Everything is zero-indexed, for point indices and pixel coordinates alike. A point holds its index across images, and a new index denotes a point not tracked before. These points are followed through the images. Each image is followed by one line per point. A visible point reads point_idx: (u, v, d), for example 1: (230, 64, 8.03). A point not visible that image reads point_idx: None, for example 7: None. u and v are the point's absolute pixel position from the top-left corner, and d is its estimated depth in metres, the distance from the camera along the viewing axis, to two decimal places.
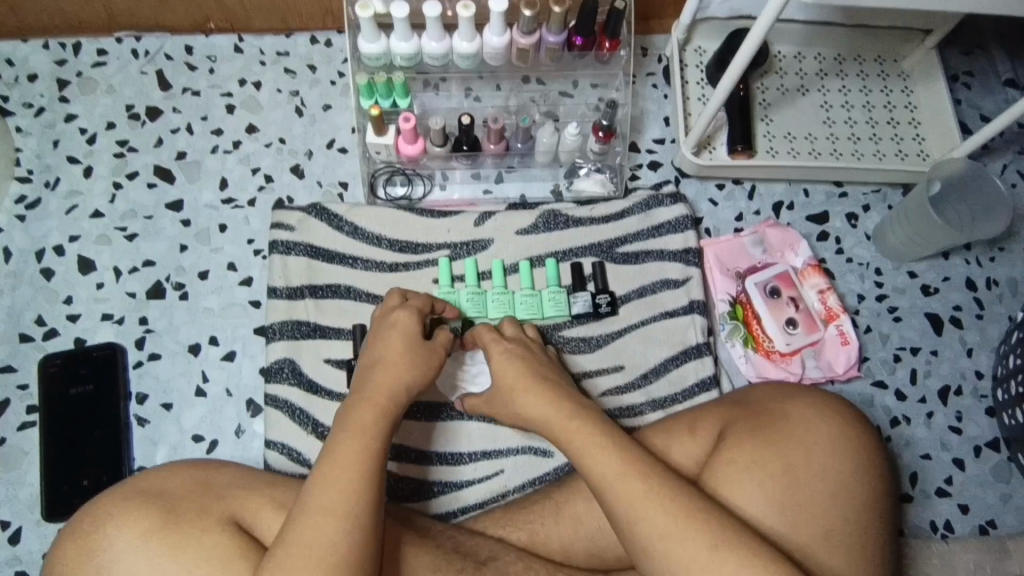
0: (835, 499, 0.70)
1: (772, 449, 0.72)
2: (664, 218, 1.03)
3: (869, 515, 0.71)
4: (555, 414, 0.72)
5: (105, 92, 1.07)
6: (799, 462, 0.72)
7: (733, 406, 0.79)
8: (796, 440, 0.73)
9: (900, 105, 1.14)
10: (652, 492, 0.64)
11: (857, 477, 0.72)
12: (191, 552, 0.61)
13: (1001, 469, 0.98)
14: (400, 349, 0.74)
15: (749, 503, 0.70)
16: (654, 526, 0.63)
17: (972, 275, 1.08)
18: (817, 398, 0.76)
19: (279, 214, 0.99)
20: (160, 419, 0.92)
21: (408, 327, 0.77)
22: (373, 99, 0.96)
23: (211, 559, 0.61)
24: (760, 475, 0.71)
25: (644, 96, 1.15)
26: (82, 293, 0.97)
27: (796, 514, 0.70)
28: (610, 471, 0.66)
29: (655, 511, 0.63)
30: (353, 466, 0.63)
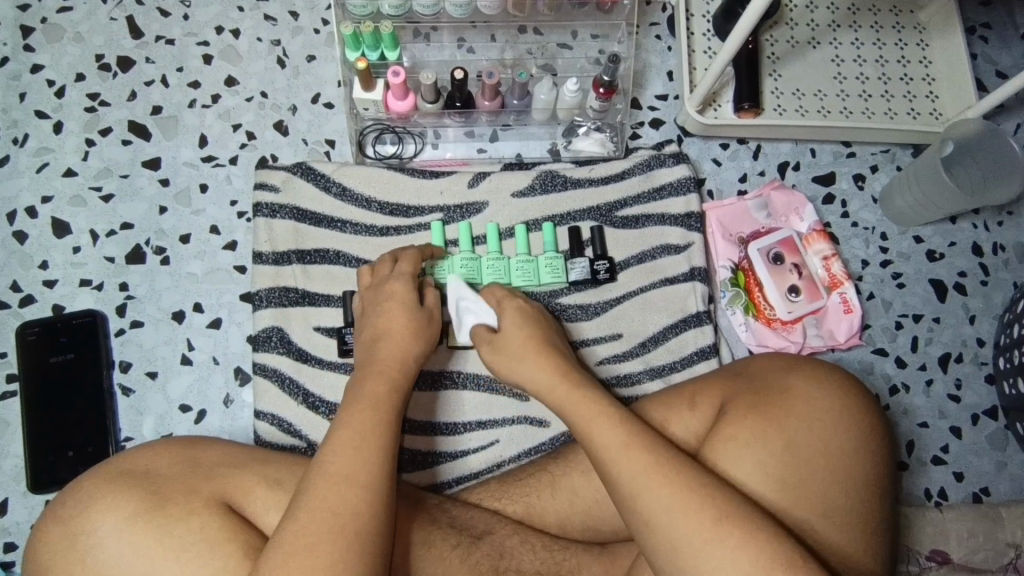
0: (837, 475, 0.70)
1: (774, 424, 0.71)
2: (666, 180, 0.99)
3: (871, 490, 0.71)
4: (553, 382, 0.72)
5: (72, 40, 1.00)
6: (801, 439, 0.70)
7: (733, 380, 0.77)
8: (798, 415, 0.72)
9: (915, 60, 1.08)
10: (654, 465, 0.63)
11: (860, 452, 0.71)
12: (178, 535, 0.59)
13: (997, 437, 0.97)
14: (399, 320, 0.75)
15: (752, 479, 0.69)
16: (658, 501, 0.61)
17: (979, 240, 1.06)
18: (817, 371, 0.75)
19: (263, 174, 0.94)
20: (146, 388, 0.89)
21: (403, 296, 0.77)
22: (360, 51, 0.90)
23: (200, 541, 0.59)
24: (761, 451, 0.70)
25: (648, 49, 1.09)
26: (58, 257, 0.92)
27: (799, 489, 0.69)
28: (614, 444, 0.65)
29: (658, 485, 0.62)
30: (357, 441, 0.63)
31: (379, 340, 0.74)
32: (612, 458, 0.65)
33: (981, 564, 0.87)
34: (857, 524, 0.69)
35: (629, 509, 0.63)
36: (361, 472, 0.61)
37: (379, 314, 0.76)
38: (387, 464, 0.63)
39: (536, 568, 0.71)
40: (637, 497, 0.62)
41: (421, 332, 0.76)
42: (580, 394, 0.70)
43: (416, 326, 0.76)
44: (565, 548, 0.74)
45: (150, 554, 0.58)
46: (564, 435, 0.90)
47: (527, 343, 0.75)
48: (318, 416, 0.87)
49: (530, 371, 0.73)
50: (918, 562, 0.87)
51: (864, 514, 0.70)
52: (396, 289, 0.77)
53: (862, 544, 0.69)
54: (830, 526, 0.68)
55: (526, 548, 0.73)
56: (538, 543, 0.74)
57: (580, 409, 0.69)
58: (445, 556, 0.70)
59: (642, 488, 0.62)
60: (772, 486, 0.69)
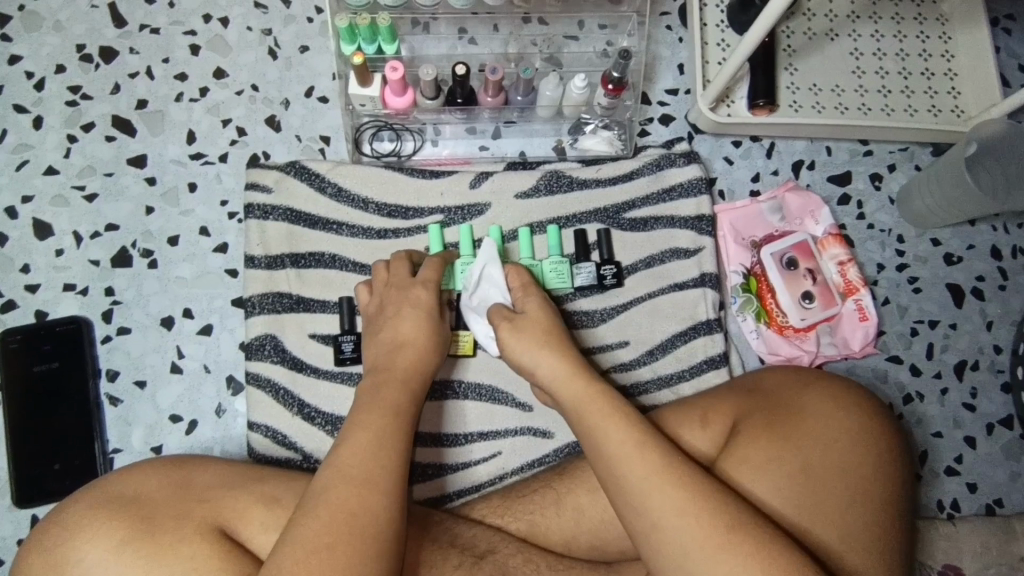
0: (857, 500, 0.67)
1: (790, 443, 0.69)
2: (677, 180, 0.95)
3: (890, 513, 0.68)
4: (569, 388, 0.68)
5: (51, 29, 0.95)
6: (818, 461, 0.68)
7: (749, 395, 0.74)
8: (815, 436, 0.69)
9: (937, 53, 1.04)
10: (673, 485, 0.60)
11: (878, 475, 0.68)
12: (169, 565, 0.56)
13: (1012, 447, 0.95)
14: (415, 330, 0.73)
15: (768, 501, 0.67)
16: (677, 523, 0.58)
17: (998, 243, 1.02)
18: (836, 389, 0.72)
19: (255, 174, 0.90)
20: (134, 398, 0.86)
21: (424, 303, 0.74)
22: (356, 44, 0.84)
23: (191, 571, 0.56)
24: (777, 473, 0.67)
25: (658, 41, 1.04)
26: (41, 260, 0.88)
27: (818, 512, 0.66)
28: (630, 461, 0.62)
29: (676, 507, 0.58)
30: (356, 459, 0.60)
31: (394, 351, 0.71)
32: (629, 476, 0.61)
33: None
34: (876, 548, 0.66)
35: (644, 532, 0.59)
36: (379, 478, 0.60)
37: (391, 322, 0.74)
38: (397, 475, 0.61)
39: None
40: (654, 519, 0.59)
41: (437, 344, 0.73)
42: (594, 405, 0.66)
43: (432, 339, 0.73)
44: (570, 569, 0.71)
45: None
46: (569, 447, 0.87)
47: (545, 339, 0.72)
48: (314, 427, 0.84)
49: (546, 366, 0.70)
50: None
51: (883, 538, 0.67)
52: (418, 297, 0.75)
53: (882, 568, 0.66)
54: (849, 550, 0.65)
55: (530, 568, 0.70)
56: (544, 563, 0.71)
57: (595, 423, 0.65)
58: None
59: (660, 510, 0.59)
60: (789, 509, 0.66)
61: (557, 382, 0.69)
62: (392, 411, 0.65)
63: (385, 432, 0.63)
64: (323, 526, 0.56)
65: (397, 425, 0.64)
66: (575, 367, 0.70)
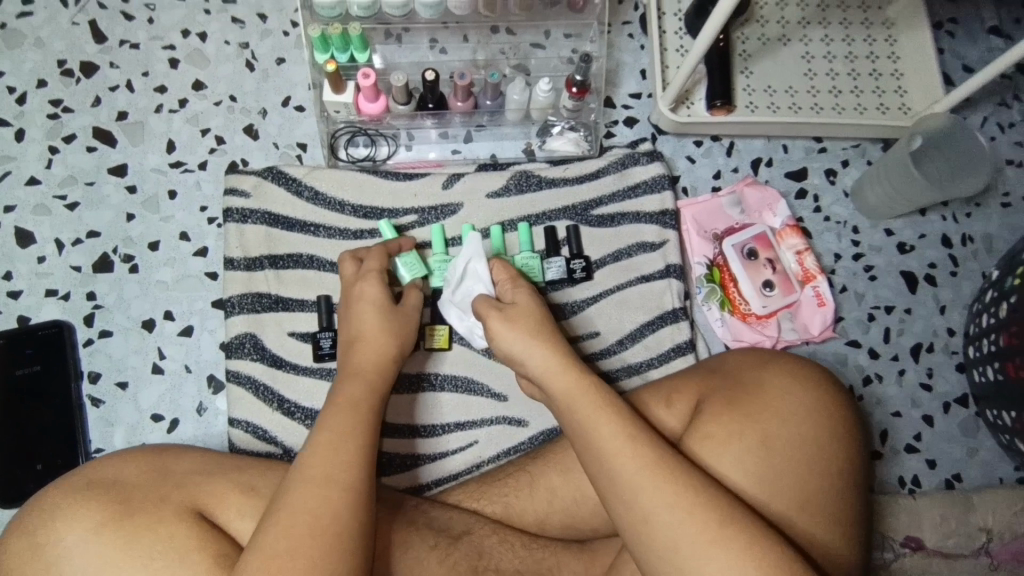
0: (814, 472, 0.70)
1: (751, 421, 0.71)
2: (641, 177, 1.00)
3: (847, 487, 0.71)
4: (557, 380, 0.69)
5: (33, 46, 0.98)
6: (777, 434, 0.70)
7: (708, 374, 0.77)
8: (781, 414, 0.71)
9: (883, 55, 1.10)
10: (660, 478, 0.62)
11: (833, 446, 0.71)
12: (148, 545, 0.58)
13: (968, 424, 0.99)
14: (375, 323, 0.75)
15: (731, 477, 0.69)
16: (664, 515, 0.60)
17: (948, 232, 1.07)
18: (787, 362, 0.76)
19: (233, 179, 0.93)
20: (116, 399, 0.88)
21: (374, 298, 0.77)
22: (329, 53, 0.89)
23: (169, 550, 0.58)
24: (742, 451, 0.69)
25: (620, 48, 1.09)
26: (22, 267, 0.90)
27: (777, 487, 0.69)
28: (618, 453, 0.63)
29: (666, 500, 0.61)
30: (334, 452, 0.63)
31: (353, 344, 0.74)
32: (616, 469, 0.63)
33: (953, 549, 0.89)
34: (835, 523, 0.70)
35: (630, 524, 0.61)
36: (350, 470, 0.62)
37: (353, 318, 0.76)
38: (364, 466, 0.63)
39: (515, 569, 0.72)
40: (642, 512, 0.61)
41: (396, 331, 0.76)
42: (581, 397, 0.67)
43: (391, 326, 0.76)
44: (545, 547, 0.74)
45: (118, 565, 0.57)
46: (543, 435, 0.90)
47: (537, 331, 0.72)
48: (294, 422, 0.87)
49: (537, 358, 0.70)
50: (893, 549, 0.89)
51: (840, 510, 0.70)
52: (366, 288, 0.77)
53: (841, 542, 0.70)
54: (810, 527, 0.68)
55: (505, 548, 0.73)
56: (518, 543, 0.74)
57: (583, 415, 0.66)
58: (424, 559, 0.70)
59: (649, 502, 0.61)
60: (751, 485, 0.68)
61: (546, 374, 0.70)
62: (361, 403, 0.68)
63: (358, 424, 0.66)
64: (310, 523, 0.58)
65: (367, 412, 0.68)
66: (568, 358, 0.70)
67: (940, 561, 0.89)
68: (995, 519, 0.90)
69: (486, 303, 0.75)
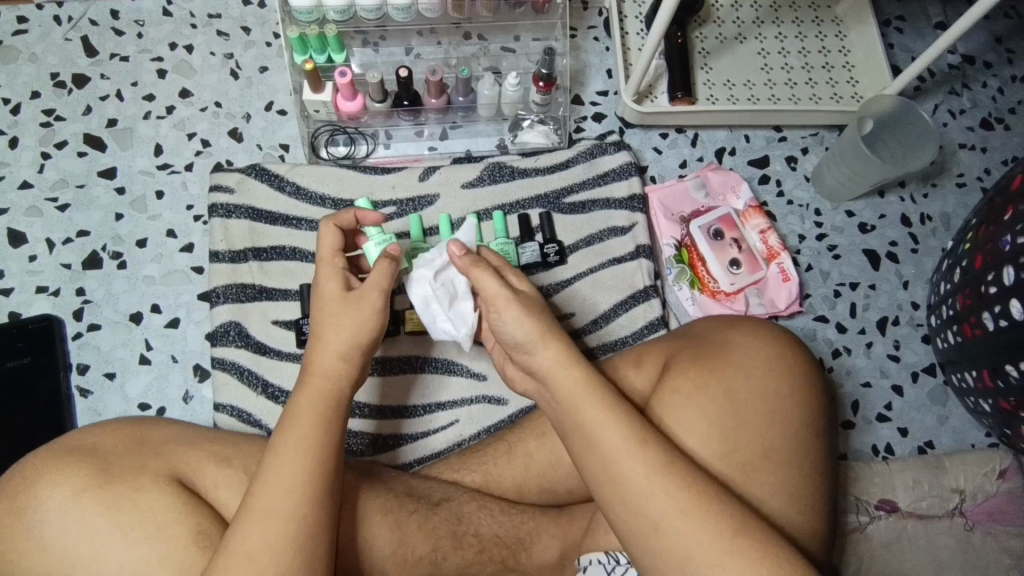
0: (774, 422, 0.71)
1: (712, 376, 0.73)
2: (609, 166, 1.04)
3: (816, 442, 0.72)
4: (562, 381, 0.66)
5: (27, 60, 1.03)
6: (749, 406, 0.72)
7: (677, 344, 0.80)
8: (750, 384, 0.73)
9: (834, 50, 1.16)
10: (671, 485, 0.61)
11: (795, 398, 0.73)
12: (126, 514, 0.59)
13: (937, 393, 1.02)
14: (341, 316, 0.66)
15: (695, 432, 0.71)
16: (678, 522, 0.60)
17: (907, 212, 1.12)
18: (750, 328, 0.78)
19: (218, 177, 0.97)
20: (104, 389, 0.91)
21: (336, 290, 0.68)
22: (307, 54, 0.94)
23: (148, 521, 0.59)
24: (704, 403, 0.72)
25: (586, 50, 1.15)
26: (14, 266, 0.94)
27: (751, 458, 0.70)
28: (626, 460, 0.62)
29: (680, 508, 0.60)
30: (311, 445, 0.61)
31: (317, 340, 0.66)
32: (626, 478, 0.61)
33: (927, 510, 0.91)
34: (810, 484, 0.71)
35: (642, 533, 0.61)
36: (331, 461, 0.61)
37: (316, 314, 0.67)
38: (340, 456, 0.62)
39: (494, 533, 0.73)
40: (654, 520, 0.60)
41: (363, 320, 0.66)
42: (583, 401, 0.65)
43: (355, 315, 0.66)
44: (524, 513, 0.76)
45: (96, 530, 0.58)
46: (522, 412, 0.92)
47: (543, 322, 0.68)
48: (278, 406, 0.89)
49: (542, 349, 0.67)
50: (867, 512, 0.91)
51: (812, 467, 0.71)
52: (325, 273, 0.69)
53: (816, 503, 0.71)
54: (789, 492, 0.69)
55: (484, 514, 0.75)
56: (497, 509, 0.75)
57: (587, 422, 0.64)
58: (404, 522, 0.71)
59: (662, 510, 0.60)
60: (717, 443, 0.70)
61: (551, 368, 0.66)
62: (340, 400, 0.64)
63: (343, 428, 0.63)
64: (307, 527, 0.58)
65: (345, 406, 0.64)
66: (573, 355, 0.67)
67: (915, 522, 0.90)
68: (967, 479, 0.92)
69: (488, 274, 0.69)
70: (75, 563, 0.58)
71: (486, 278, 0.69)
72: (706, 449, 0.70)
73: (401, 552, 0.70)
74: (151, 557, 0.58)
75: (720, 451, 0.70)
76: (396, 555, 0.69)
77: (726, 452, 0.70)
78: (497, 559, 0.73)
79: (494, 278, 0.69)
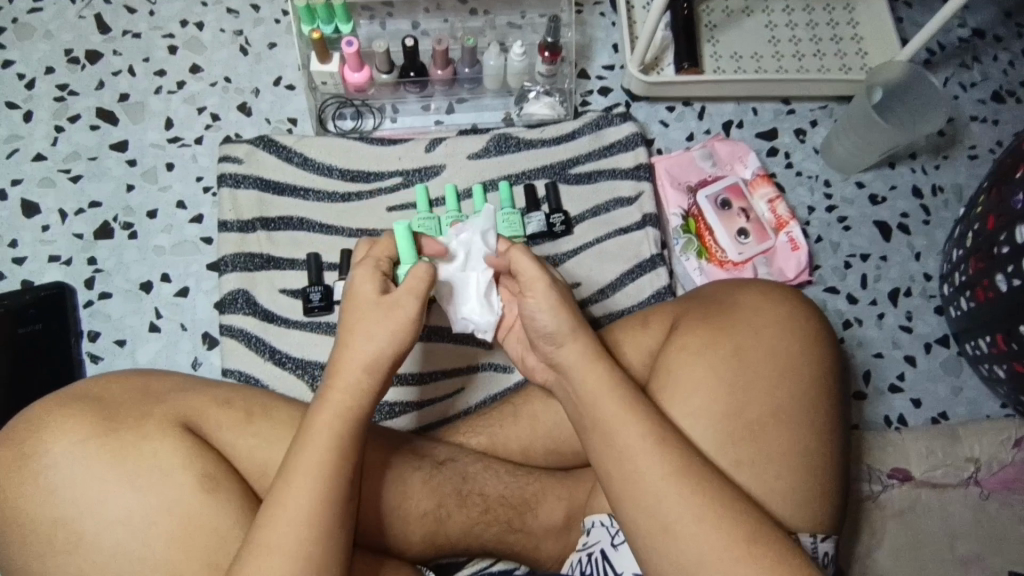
0: (783, 381, 0.66)
1: (720, 333, 0.69)
2: (615, 138, 1.04)
3: (828, 402, 0.67)
4: (587, 377, 0.63)
5: (42, 37, 1.05)
6: (773, 386, 0.66)
7: (696, 310, 0.73)
8: (771, 359, 0.67)
9: (843, 22, 1.13)
10: (688, 490, 0.57)
11: (805, 355, 0.68)
12: (133, 460, 0.60)
13: (950, 364, 1.01)
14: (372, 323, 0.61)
15: (700, 392, 0.66)
16: (690, 528, 0.56)
17: (918, 183, 1.10)
18: (766, 291, 0.72)
19: (226, 148, 0.98)
20: (115, 355, 0.92)
21: (369, 293, 0.63)
22: (315, 25, 0.96)
23: (154, 468, 0.60)
24: (715, 369, 0.67)
25: (593, 24, 1.15)
26: (28, 236, 0.96)
27: (777, 444, 0.65)
28: (643, 461, 0.58)
29: (693, 513, 0.56)
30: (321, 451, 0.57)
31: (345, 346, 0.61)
32: (642, 481, 0.58)
33: (941, 480, 0.89)
34: (824, 455, 0.66)
35: (650, 538, 0.57)
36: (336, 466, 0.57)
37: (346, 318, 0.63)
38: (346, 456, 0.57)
39: (500, 493, 0.73)
40: (664, 523, 0.57)
41: (394, 328, 0.61)
42: (602, 396, 0.62)
43: (387, 322, 0.61)
44: (529, 475, 0.75)
45: (101, 476, 0.59)
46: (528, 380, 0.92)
47: (571, 311, 0.65)
48: (286, 372, 0.89)
49: (569, 339, 0.64)
50: (880, 480, 0.89)
51: (823, 428, 0.66)
52: (361, 276, 0.64)
53: (828, 470, 0.66)
54: (801, 464, 0.65)
55: (490, 474, 0.74)
56: (502, 469, 0.75)
57: (609, 421, 0.60)
58: (409, 479, 0.70)
59: (674, 515, 0.57)
60: (722, 403, 0.66)
61: (577, 366, 0.63)
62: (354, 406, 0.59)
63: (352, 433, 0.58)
64: (312, 531, 0.54)
65: (353, 406, 0.59)
66: (597, 353, 0.64)
67: (928, 491, 0.89)
68: (983, 448, 0.90)
69: (517, 262, 0.66)
70: (81, 509, 0.58)
71: (524, 261, 0.66)
72: (711, 410, 0.66)
73: (405, 509, 0.69)
74: (157, 503, 0.59)
75: (725, 413, 0.65)
76: (400, 513, 0.69)
77: (732, 412, 0.65)
78: (501, 520, 0.73)
79: (528, 258, 0.66)
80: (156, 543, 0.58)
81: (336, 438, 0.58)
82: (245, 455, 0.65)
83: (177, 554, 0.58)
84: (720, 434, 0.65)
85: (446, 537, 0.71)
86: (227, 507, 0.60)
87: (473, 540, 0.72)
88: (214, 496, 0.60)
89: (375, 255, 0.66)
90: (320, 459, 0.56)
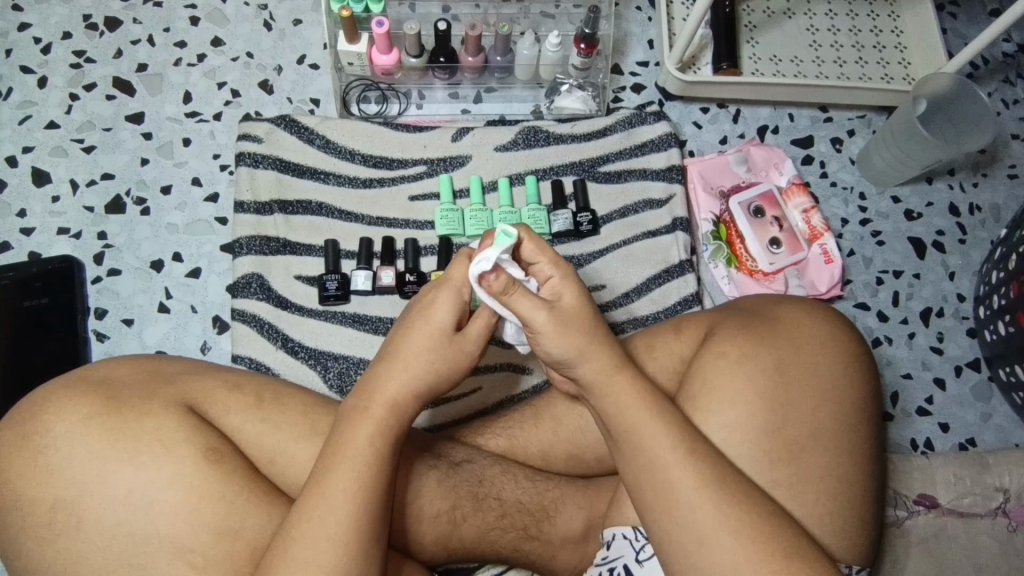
0: (820, 401, 0.63)
1: (764, 347, 0.65)
2: (647, 137, 1.00)
3: (866, 425, 0.64)
4: (606, 389, 0.59)
5: (60, 2, 1.02)
6: (809, 407, 0.63)
7: (745, 319, 0.69)
8: (809, 379, 0.64)
9: (886, 30, 1.09)
10: (711, 510, 0.54)
11: (846, 381, 0.64)
12: (133, 438, 0.56)
13: (980, 389, 0.98)
14: (428, 349, 0.60)
15: (737, 404, 0.63)
16: (711, 552, 0.53)
17: (956, 201, 1.07)
18: (812, 307, 0.69)
19: (246, 126, 0.95)
20: (121, 335, 0.89)
21: (446, 325, 0.61)
22: (344, 2, 0.91)
23: (156, 443, 0.57)
24: (752, 385, 0.64)
25: (628, 18, 1.11)
26: (36, 206, 0.93)
27: (810, 465, 0.61)
28: (664, 476, 0.55)
29: (720, 530, 0.53)
30: (343, 457, 0.55)
31: (386, 363, 0.60)
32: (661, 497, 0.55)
33: (969, 509, 0.86)
34: (862, 477, 0.63)
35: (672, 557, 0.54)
36: (352, 463, 0.55)
37: (402, 332, 0.61)
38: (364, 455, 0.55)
39: (517, 499, 0.70)
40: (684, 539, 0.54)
41: (450, 363, 0.61)
42: (625, 401, 0.58)
43: (438, 355, 0.60)
44: (549, 482, 0.72)
45: (99, 461, 0.56)
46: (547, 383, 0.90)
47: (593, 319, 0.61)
48: (298, 362, 0.86)
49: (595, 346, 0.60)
50: (906, 506, 0.86)
51: (863, 454, 0.63)
52: (440, 299, 0.61)
53: (865, 493, 0.63)
54: (838, 488, 0.62)
55: (507, 479, 0.71)
56: (521, 474, 0.72)
57: (639, 430, 0.57)
58: (423, 477, 0.67)
59: (699, 533, 0.54)
60: (760, 417, 0.63)
61: (593, 381, 0.59)
62: (374, 410, 0.57)
63: (366, 442, 0.56)
64: (329, 535, 0.52)
65: (374, 411, 0.57)
66: (620, 362, 0.59)
67: (956, 520, 0.86)
68: (1013, 479, 0.86)
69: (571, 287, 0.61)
70: (80, 491, 0.55)
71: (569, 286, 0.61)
72: (747, 423, 0.62)
73: (417, 508, 0.66)
74: (159, 478, 0.56)
75: (762, 427, 0.62)
76: (412, 512, 0.66)
77: (769, 427, 0.62)
78: (518, 526, 0.69)
79: (533, 299, 0.59)
80: (160, 520, 0.55)
81: (357, 445, 0.55)
82: (252, 440, 0.62)
83: (184, 528, 0.55)
84: (751, 452, 0.62)
85: (460, 541, 0.68)
86: (232, 477, 0.57)
87: (488, 544, 0.69)
88: (220, 467, 0.57)
89: (457, 281, 0.61)
90: (348, 466, 0.54)
